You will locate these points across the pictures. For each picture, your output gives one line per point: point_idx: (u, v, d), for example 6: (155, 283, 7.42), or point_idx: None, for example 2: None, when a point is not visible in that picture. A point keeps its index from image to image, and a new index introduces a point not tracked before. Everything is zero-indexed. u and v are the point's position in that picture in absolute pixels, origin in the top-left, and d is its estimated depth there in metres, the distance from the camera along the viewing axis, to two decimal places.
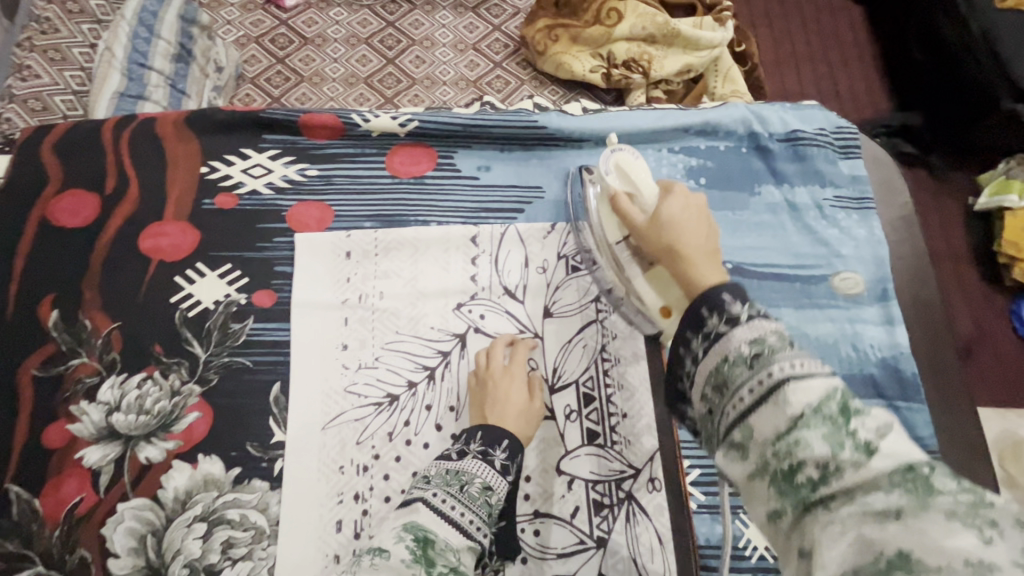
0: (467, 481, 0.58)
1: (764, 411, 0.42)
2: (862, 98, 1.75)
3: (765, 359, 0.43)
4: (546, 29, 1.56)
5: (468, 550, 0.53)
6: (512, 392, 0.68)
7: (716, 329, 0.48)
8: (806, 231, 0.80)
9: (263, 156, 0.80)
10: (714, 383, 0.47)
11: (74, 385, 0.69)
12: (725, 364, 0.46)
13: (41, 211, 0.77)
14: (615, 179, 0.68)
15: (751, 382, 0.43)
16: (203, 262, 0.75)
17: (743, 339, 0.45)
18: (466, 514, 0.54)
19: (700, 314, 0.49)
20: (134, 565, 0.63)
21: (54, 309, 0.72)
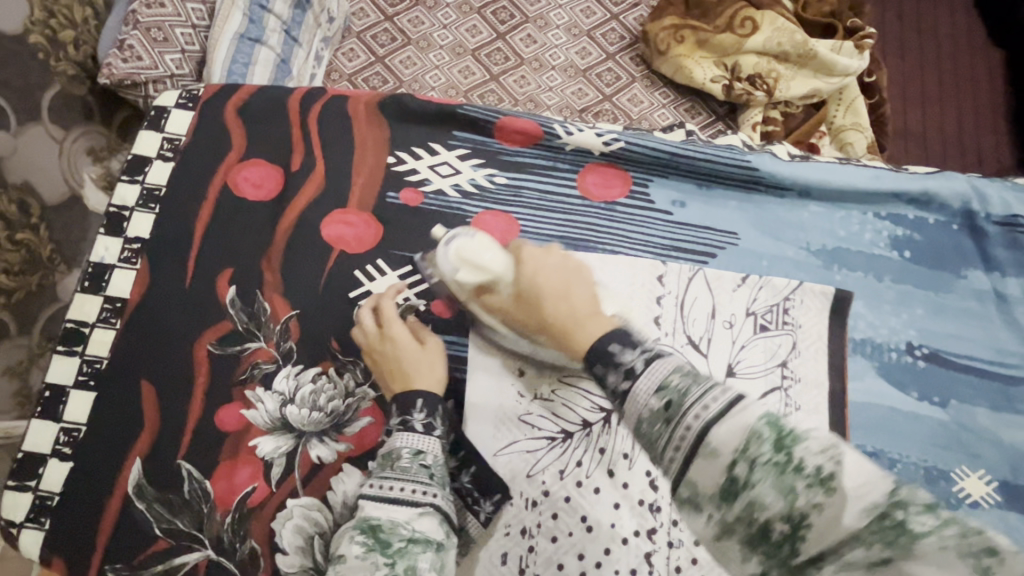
0: (395, 457, 0.57)
1: (696, 462, 0.41)
2: (985, 151, 1.49)
3: (676, 410, 0.43)
4: (672, 28, 1.38)
5: (429, 515, 0.54)
6: (400, 353, 0.66)
7: (619, 386, 0.49)
8: (1013, 326, 0.74)
9: (452, 154, 0.76)
10: (643, 441, 0.46)
11: (250, 369, 0.67)
12: (644, 422, 0.46)
13: (222, 178, 0.74)
14: (465, 273, 0.68)
15: (673, 438, 0.43)
16: (385, 259, 0.72)
17: (651, 390, 0.46)
18: (406, 487, 0.55)
19: (600, 374, 0.51)
20: (301, 565, 0.62)
21: (233, 285, 0.70)
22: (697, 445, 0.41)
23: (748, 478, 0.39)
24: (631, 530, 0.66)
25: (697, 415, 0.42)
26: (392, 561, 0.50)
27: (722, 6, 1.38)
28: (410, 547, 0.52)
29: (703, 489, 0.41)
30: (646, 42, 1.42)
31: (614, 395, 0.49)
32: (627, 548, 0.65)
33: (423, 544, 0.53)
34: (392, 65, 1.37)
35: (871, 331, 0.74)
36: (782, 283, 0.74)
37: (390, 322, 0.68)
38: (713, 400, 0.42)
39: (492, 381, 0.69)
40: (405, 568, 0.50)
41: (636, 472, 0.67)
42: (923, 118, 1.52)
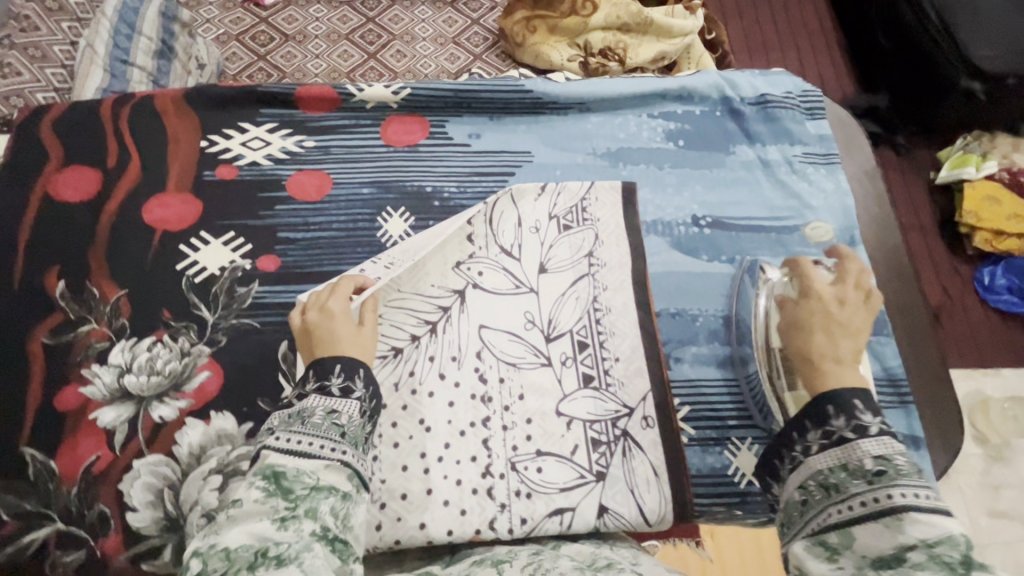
0: (309, 413, 0.53)
1: (868, 526, 0.47)
2: (829, 82, 2.03)
3: (888, 481, 0.49)
4: (524, 21, 1.48)
5: (337, 469, 0.50)
6: (336, 325, 0.62)
7: (840, 432, 0.54)
8: (779, 186, 0.85)
9: (261, 129, 0.83)
10: (823, 484, 0.52)
11: (85, 350, 0.71)
12: (842, 470, 0.52)
13: (43, 187, 0.79)
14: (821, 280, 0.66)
15: (868, 497, 0.49)
16: (207, 230, 0.78)
17: (870, 454, 0.52)
18: (315, 442, 0.51)
19: (825, 410, 0.55)
20: (153, 518, 0.65)
21: (61, 280, 0.74)
22: (888, 514, 0.47)
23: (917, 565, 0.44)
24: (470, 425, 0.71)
25: (902, 494, 0.48)
26: (289, 506, 0.46)
27: None
28: (315, 492, 0.47)
29: (860, 549, 0.47)
30: (506, 38, 1.52)
31: (841, 417, 0.54)
32: (465, 439, 0.70)
33: (328, 491, 0.48)
34: None
35: (660, 212, 0.83)
36: (576, 187, 0.84)
37: (336, 295, 0.65)
38: (923, 495, 0.48)
39: None
40: (306, 512, 0.46)
41: (466, 369, 0.73)
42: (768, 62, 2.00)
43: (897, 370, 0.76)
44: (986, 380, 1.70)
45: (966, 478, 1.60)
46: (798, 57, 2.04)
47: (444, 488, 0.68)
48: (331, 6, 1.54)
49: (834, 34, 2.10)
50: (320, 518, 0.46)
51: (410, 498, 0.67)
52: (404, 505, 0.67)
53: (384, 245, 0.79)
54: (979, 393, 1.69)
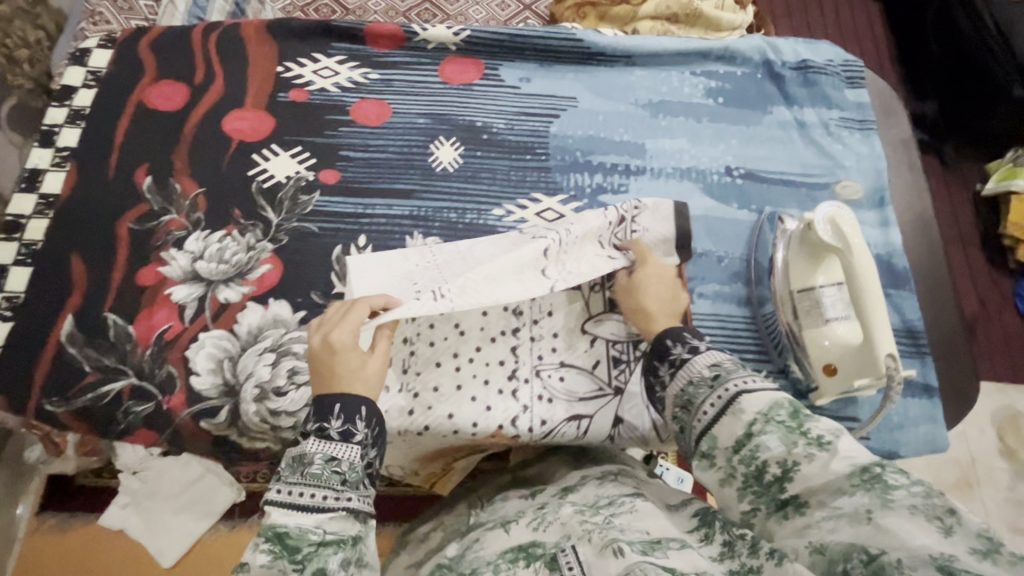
0: (309, 460, 0.51)
1: (724, 420, 0.49)
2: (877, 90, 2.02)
3: (724, 380, 0.52)
4: (575, 7, 1.51)
5: (343, 518, 0.50)
6: (341, 363, 0.58)
7: (679, 357, 0.57)
8: (813, 146, 0.89)
9: (331, 60, 0.91)
10: (681, 404, 0.54)
11: (165, 236, 0.79)
12: (691, 386, 0.54)
13: (138, 96, 0.88)
14: (825, 232, 0.68)
15: (712, 399, 0.51)
16: (278, 144, 0.86)
17: (705, 365, 0.54)
18: (316, 493, 0.49)
19: (665, 345, 0.59)
20: (213, 382, 0.73)
21: (149, 175, 0.83)
22: (731, 400, 0.50)
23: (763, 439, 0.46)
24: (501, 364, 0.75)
25: (736, 384, 0.51)
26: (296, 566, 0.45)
27: None
28: (322, 548, 0.46)
29: (724, 448, 0.49)
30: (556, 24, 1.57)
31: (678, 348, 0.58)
32: (495, 346, 0.76)
33: (335, 545, 0.47)
34: None
35: (695, 161, 0.87)
36: (616, 134, 0.89)
37: (342, 325, 0.60)
38: (750, 380, 0.51)
39: (376, 228, 0.82)
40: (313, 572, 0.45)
41: None
42: None
43: (916, 323, 0.78)
44: (1016, 396, 1.68)
45: (992, 491, 1.57)
46: None
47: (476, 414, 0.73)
48: None
49: (885, 41, 2.08)
50: None
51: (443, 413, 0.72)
52: (440, 418, 0.72)
53: (434, 170, 0.85)
54: (1009, 407, 1.66)
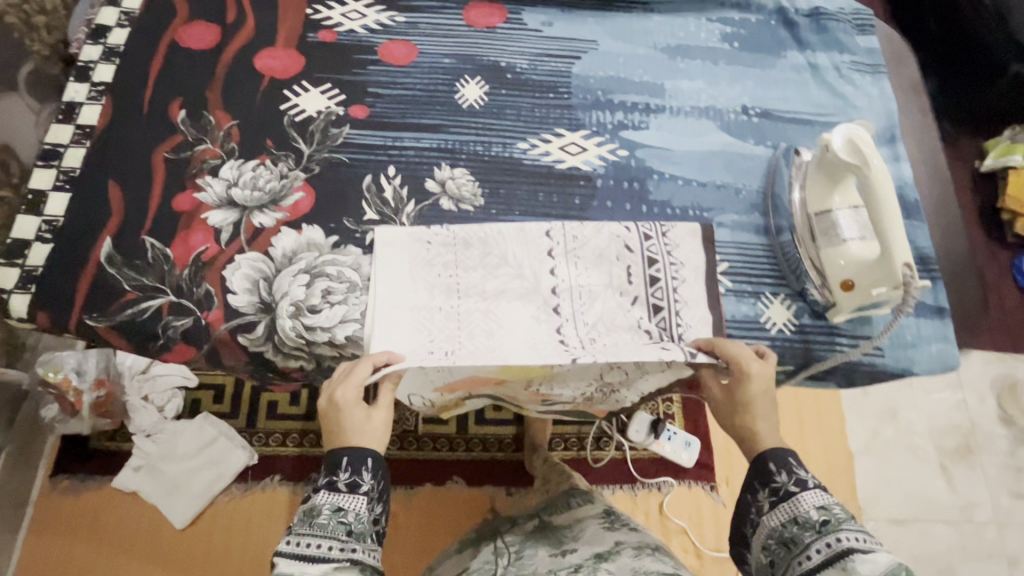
0: (317, 513, 0.66)
1: (828, 569, 0.61)
2: None
3: (834, 527, 0.63)
4: None
5: (345, 569, 0.64)
6: (346, 419, 0.70)
7: (783, 488, 0.68)
8: (826, 88, 0.92)
9: (358, 4, 0.94)
10: (782, 540, 0.66)
11: (200, 164, 0.82)
12: (796, 523, 0.66)
13: (171, 35, 0.90)
14: (843, 152, 0.71)
15: (820, 543, 0.63)
16: (308, 81, 0.88)
17: (813, 506, 0.66)
18: (324, 544, 0.65)
19: (767, 471, 0.70)
20: (251, 300, 0.75)
21: (183, 108, 0.85)
22: (840, 555, 0.61)
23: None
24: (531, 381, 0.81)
25: (845, 538, 0.62)
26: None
27: None
28: None
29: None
30: None
31: (785, 475, 0.69)
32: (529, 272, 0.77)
33: None
34: None
35: (712, 101, 0.90)
36: (636, 75, 0.91)
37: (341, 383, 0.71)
38: (857, 538, 0.62)
39: (405, 159, 0.84)
40: None
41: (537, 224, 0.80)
42: None
43: (928, 252, 0.81)
44: (1016, 364, 1.68)
45: (993, 457, 1.57)
46: None
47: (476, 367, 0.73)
48: None
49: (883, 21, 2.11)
50: None
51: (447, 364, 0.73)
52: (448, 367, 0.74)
53: (459, 106, 0.88)
54: (1008, 375, 1.66)
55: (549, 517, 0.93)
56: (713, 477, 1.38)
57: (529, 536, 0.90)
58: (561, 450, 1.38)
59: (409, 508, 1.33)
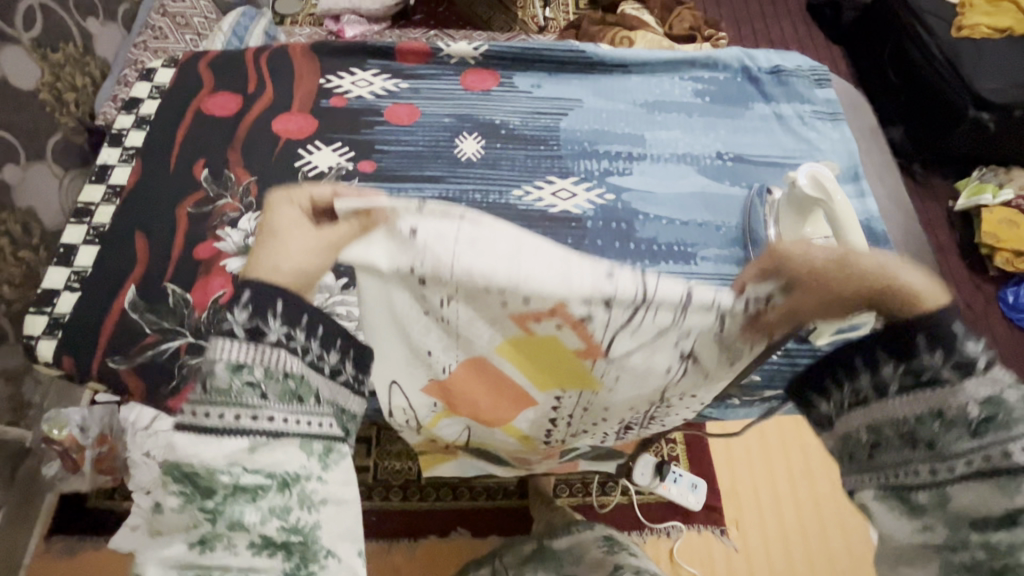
0: (208, 370, 0.41)
1: (972, 485, 0.39)
2: None
3: (1005, 432, 0.38)
4: None
5: (273, 447, 0.41)
6: (278, 222, 0.43)
7: (935, 370, 0.40)
8: (792, 134, 1.01)
9: (366, 73, 1.04)
10: (906, 434, 0.42)
11: (221, 217, 0.88)
12: (937, 421, 0.40)
13: (197, 105, 1.00)
14: (807, 186, 0.78)
15: (973, 455, 0.39)
16: (321, 140, 0.97)
17: (975, 395, 0.39)
18: (226, 413, 0.41)
19: (924, 338, 0.40)
20: None
21: (206, 168, 0.93)
22: (1004, 475, 0.37)
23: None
24: (548, 385, 0.57)
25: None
26: (212, 518, 0.40)
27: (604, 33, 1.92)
28: (233, 498, 0.40)
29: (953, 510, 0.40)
30: None
31: (929, 351, 0.40)
32: None
33: (255, 490, 0.41)
34: None
35: (689, 148, 0.99)
36: (618, 128, 1.01)
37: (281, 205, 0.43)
38: None
39: None
40: (228, 525, 0.40)
41: None
42: None
43: None
44: None
45: None
46: None
47: (482, 275, 0.42)
48: None
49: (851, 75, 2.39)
50: (244, 538, 0.40)
51: (465, 314, 0.48)
52: (444, 310, 0.48)
53: (459, 159, 0.96)
54: None
55: (549, 540, 0.93)
56: (722, 520, 1.36)
57: (526, 560, 0.90)
58: (566, 496, 1.37)
59: (411, 559, 1.30)
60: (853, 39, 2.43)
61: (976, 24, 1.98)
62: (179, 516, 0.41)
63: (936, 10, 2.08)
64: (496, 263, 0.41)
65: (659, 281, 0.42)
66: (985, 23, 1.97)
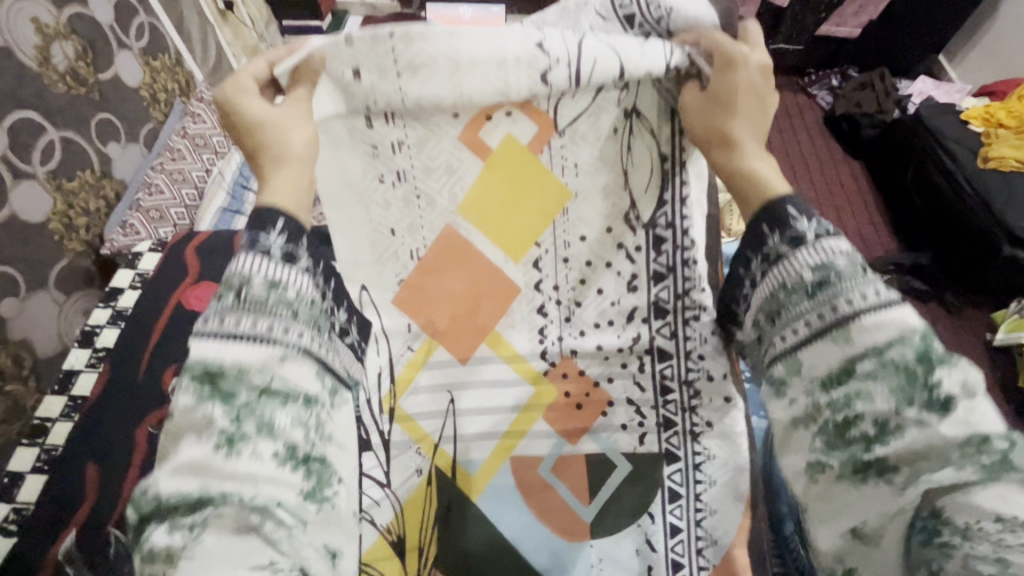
0: (244, 284, 0.45)
1: (813, 348, 0.48)
2: (869, 239, 2.03)
3: (835, 290, 0.48)
4: None
5: (298, 361, 0.45)
6: (253, 107, 0.57)
7: (776, 250, 0.53)
8: None
9: None
10: (768, 312, 0.53)
11: None
12: (782, 289, 0.51)
13: (178, 297, 0.95)
14: None
15: (812, 313, 0.49)
16: None
17: (810, 265, 0.50)
18: (263, 324, 0.44)
19: (763, 229, 0.54)
20: None
21: (175, 376, 0.87)
22: (843, 318, 0.47)
23: (868, 369, 0.45)
24: (517, 254, 0.76)
25: (851, 302, 0.47)
26: (235, 420, 0.41)
27: None
28: (261, 398, 0.42)
29: (808, 373, 0.49)
30: None
31: (755, 254, 0.55)
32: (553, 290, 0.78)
33: (284, 397, 0.44)
34: None
35: None
36: None
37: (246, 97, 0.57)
38: (873, 293, 0.47)
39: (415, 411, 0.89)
40: (254, 425, 0.41)
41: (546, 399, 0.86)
42: None
43: None
44: None
45: None
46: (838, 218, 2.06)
47: (436, 103, 0.62)
48: None
49: (871, 196, 2.13)
50: (274, 431, 0.42)
51: (415, 140, 0.68)
52: (412, 172, 0.70)
53: None
54: None
55: None
56: None
57: None
58: None
59: None
60: (874, 154, 2.12)
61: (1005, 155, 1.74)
62: (195, 420, 0.41)
63: (959, 134, 1.85)
64: (441, 94, 0.62)
65: (593, 68, 0.59)
66: (1015, 155, 1.73)
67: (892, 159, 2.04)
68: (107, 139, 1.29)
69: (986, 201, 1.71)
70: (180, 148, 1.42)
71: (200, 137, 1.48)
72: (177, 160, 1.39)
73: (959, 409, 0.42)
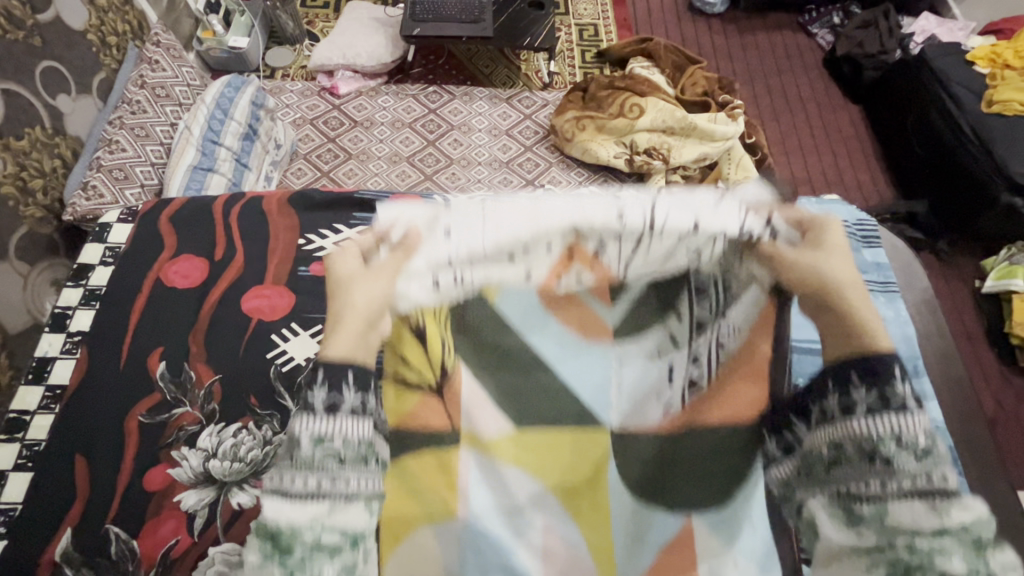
0: (289, 538, 0.41)
1: (908, 501, 0.41)
2: (865, 187, 1.82)
3: (938, 460, 0.42)
4: (574, 120, 1.62)
5: (348, 508, 0.44)
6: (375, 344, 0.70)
7: (874, 401, 0.44)
8: None
9: (353, 232, 0.92)
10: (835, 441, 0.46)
11: (176, 432, 0.75)
12: (892, 442, 0.43)
13: (157, 273, 0.87)
14: None
15: (920, 475, 0.42)
16: (298, 322, 0.84)
17: (923, 430, 0.43)
18: (308, 480, 0.43)
19: (854, 373, 0.46)
20: None
21: (162, 360, 0.80)
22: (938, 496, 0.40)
23: (966, 517, 0.40)
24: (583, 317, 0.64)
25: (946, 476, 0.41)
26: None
27: (612, 98, 1.61)
28: (313, 553, 0.41)
29: (889, 522, 0.41)
30: (556, 133, 1.65)
31: (866, 386, 0.45)
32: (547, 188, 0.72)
33: (331, 548, 0.42)
34: (337, 177, 1.58)
35: None
36: None
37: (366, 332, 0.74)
38: (946, 475, 0.41)
39: None
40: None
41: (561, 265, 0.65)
42: (805, 167, 1.84)
43: None
44: None
45: None
46: (835, 161, 1.85)
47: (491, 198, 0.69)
48: (398, 98, 1.74)
49: (868, 139, 1.91)
50: None
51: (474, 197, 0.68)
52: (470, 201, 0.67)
53: None
54: None
55: None
56: None
57: None
58: None
59: None
60: (875, 98, 1.92)
61: (1010, 99, 1.57)
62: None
63: (963, 75, 1.67)
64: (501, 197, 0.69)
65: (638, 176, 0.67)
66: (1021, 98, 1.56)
67: (891, 99, 1.84)
68: (55, 91, 1.14)
69: (987, 146, 1.54)
70: (140, 101, 1.28)
71: (161, 89, 1.34)
72: (138, 114, 1.26)
73: (933, 443, 0.43)
